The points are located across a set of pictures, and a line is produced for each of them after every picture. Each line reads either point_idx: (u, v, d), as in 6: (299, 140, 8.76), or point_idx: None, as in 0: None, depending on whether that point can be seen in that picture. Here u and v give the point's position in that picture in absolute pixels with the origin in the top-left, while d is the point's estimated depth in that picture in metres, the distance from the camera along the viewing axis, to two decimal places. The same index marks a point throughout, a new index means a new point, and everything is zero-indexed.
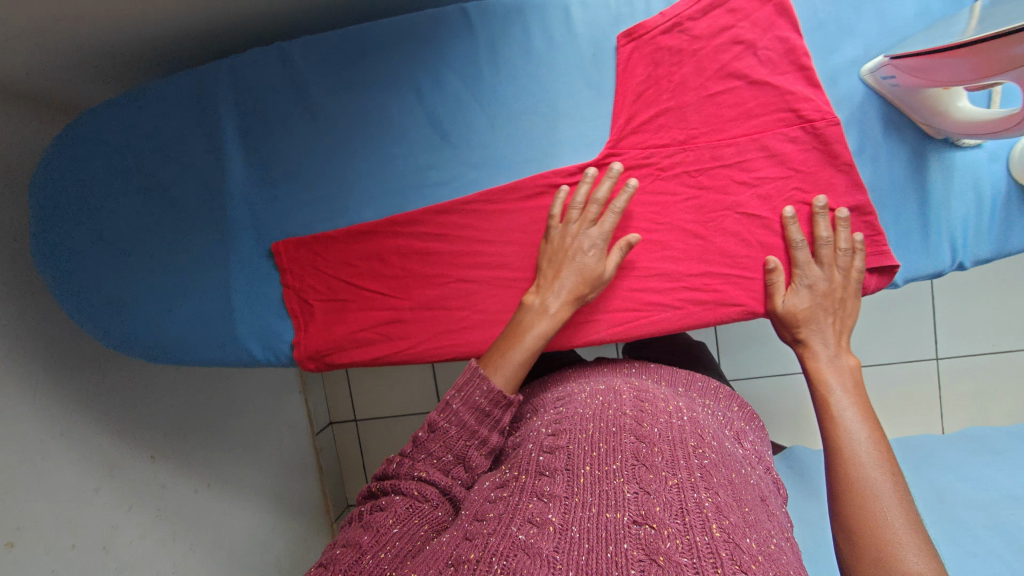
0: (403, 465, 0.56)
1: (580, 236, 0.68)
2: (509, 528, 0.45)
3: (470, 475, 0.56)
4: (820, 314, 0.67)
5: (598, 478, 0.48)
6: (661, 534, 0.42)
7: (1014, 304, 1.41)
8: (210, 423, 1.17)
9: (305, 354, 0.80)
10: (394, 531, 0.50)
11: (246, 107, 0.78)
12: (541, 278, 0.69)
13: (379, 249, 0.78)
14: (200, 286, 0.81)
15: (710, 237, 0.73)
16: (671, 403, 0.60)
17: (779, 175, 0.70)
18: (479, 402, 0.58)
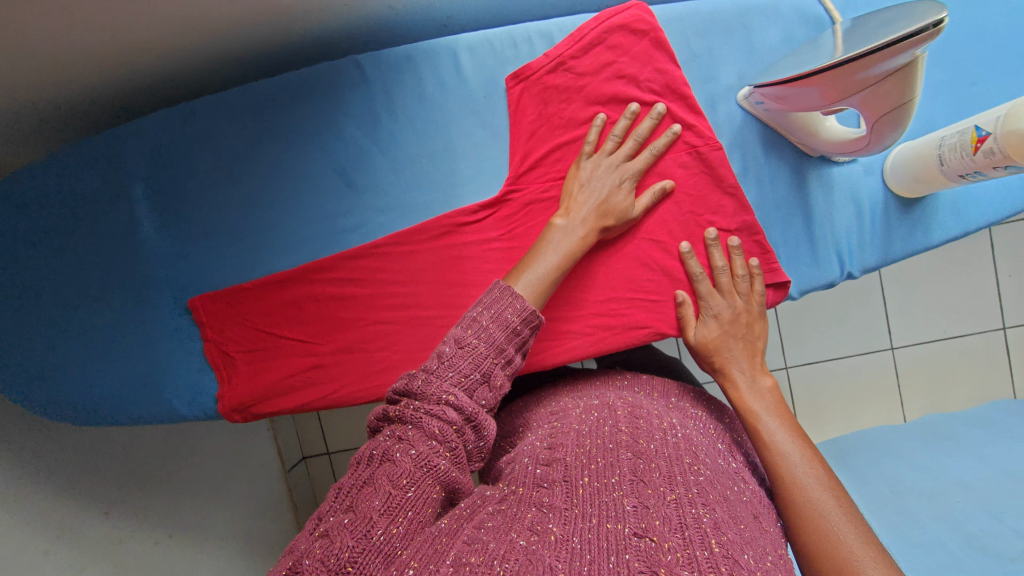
0: (427, 386, 0.52)
1: (614, 168, 0.69)
2: (508, 534, 0.44)
3: (496, 398, 0.55)
4: (728, 342, 0.67)
5: (598, 489, 0.47)
6: (662, 547, 0.42)
7: (958, 290, 1.43)
8: (170, 471, 1.14)
9: (230, 407, 0.81)
10: (410, 494, 0.46)
11: (156, 168, 0.78)
12: (569, 201, 0.68)
13: (296, 296, 0.79)
14: (122, 346, 0.81)
15: (612, 264, 0.75)
16: (665, 420, 0.59)
17: (672, 200, 0.72)
18: (510, 320, 0.57)
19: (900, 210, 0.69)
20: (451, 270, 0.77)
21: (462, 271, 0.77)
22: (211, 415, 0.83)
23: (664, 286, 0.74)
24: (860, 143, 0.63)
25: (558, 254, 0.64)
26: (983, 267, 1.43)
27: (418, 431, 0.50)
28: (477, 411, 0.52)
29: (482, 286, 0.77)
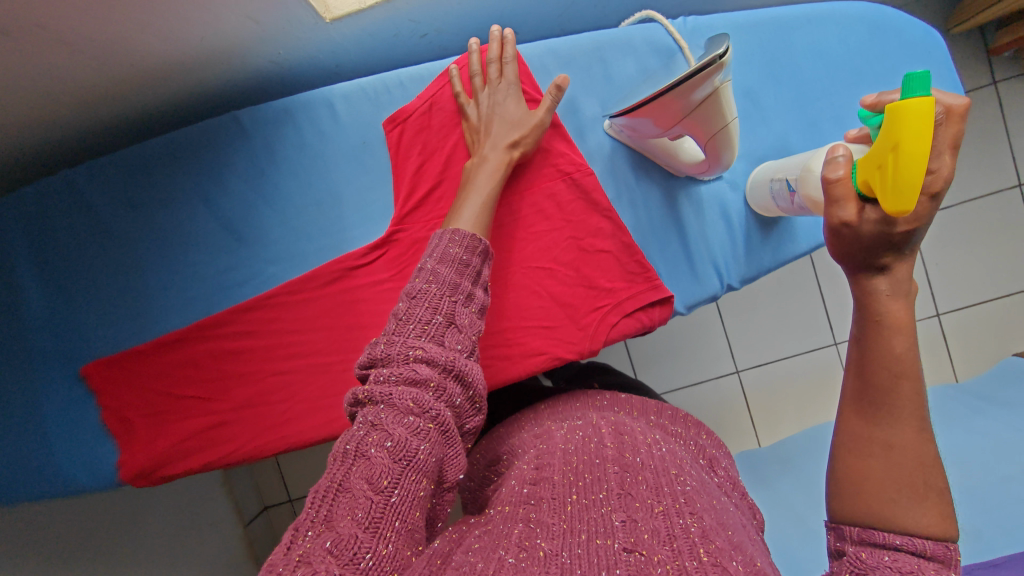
0: (393, 345, 0.49)
1: (496, 95, 0.70)
2: (496, 554, 0.42)
3: (470, 336, 0.52)
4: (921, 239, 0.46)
5: (587, 506, 0.46)
6: (652, 561, 0.40)
7: None
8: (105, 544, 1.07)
9: (131, 473, 0.78)
10: (394, 498, 0.42)
11: (37, 239, 0.77)
12: (475, 143, 0.70)
13: (191, 355, 0.78)
14: (10, 422, 0.78)
15: (503, 295, 0.75)
16: (651, 436, 0.56)
17: (553, 228, 0.74)
18: (455, 256, 0.56)
19: (768, 221, 0.72)
20: (344, 315, 0.77)
21: (357, 314, 0.77)
22: (113, 484, 0.80)
23: (556, 314, 0.74)
24: (703, 166, 0.68)
25: (483, 187, 0.65)
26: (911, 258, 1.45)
27: (391, 410, 0.45)
28: (452, 360, 0.49)
29: (378, 327, 0.77)
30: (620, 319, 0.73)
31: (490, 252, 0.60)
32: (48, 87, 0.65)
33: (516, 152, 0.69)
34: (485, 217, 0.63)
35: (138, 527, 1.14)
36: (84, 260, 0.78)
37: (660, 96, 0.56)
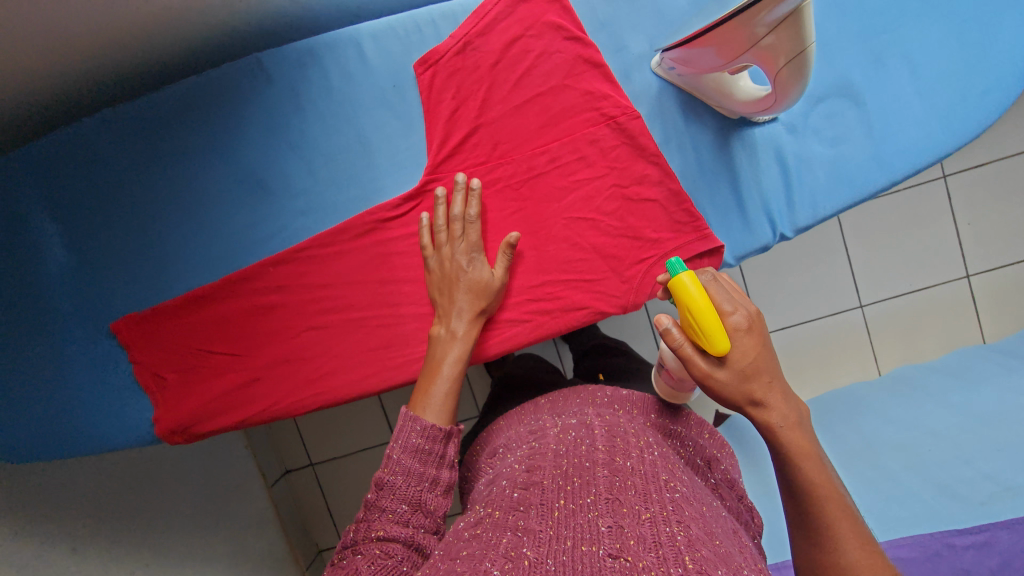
0: (359, 530, 0.51)
1: (461, 255, 0.68)
2: (483, 563, 0.43)
3: (437, 516, 0.53)
4: (767, 364, 0.52)
5: (573, 512, 0.48)
6: (638, 566, 0.40)
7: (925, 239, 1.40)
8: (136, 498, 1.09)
9: (167, 429, 0.78)
10: None
11: (53, 191, 0.74)
12: (439, 310, 0.68)
13: (222, 310, 0.76)
14: (38, 381, 0.77)
15: (543, 247, 0.72)
16: (643, 438, 0.60)
17: (596, 175, 0.70)
18: (417, 444, 0.54)
19: (826, 165, 0.68)
20: (378, 268, 0.75)
21: (391, 268, 0.75)
22: (148, 442, 0.80)
23: (598, 266, 0.72)
24: (762, 105, 0.63)
25: (451, 366, 0.62)
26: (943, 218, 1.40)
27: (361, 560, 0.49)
28: (413, 536, 0.51)
29: (413, 281, 0.75)
30: (666, 271, 0.71)
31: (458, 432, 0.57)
32: (59, 29, 0.60)
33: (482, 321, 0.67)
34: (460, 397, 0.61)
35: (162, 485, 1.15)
36: (103, 214, 0.75)
37: (729, 19, 0.52)
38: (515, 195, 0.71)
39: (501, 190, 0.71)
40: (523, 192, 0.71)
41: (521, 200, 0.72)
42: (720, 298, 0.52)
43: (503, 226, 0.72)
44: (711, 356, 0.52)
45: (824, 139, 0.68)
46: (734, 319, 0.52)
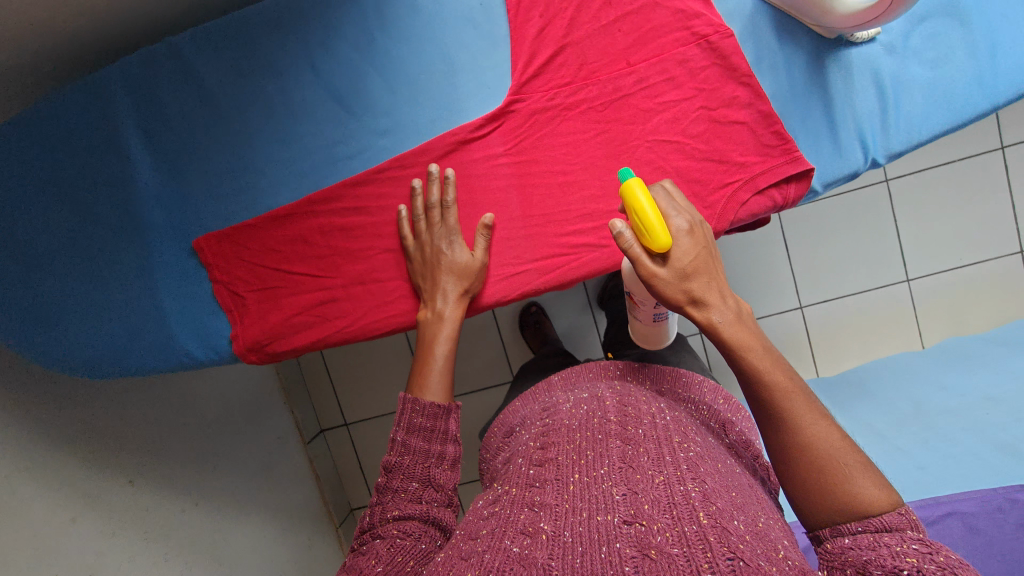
0: (375, 513, 0.58)
1: (442, 239, 0.72)
2: (502, 541, 0.51)
3: (448, 491, 0.60)
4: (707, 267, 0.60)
5: (588, 483, 0.55)
6: (651, 529, 0.49)
7: (877, 238, 1.64)
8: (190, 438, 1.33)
9: (245, 346, 0.79)
10: (378, 569, 0.52)
11: (146, 111, 0.77)
12: (424, 291, 0.73)
13: (301, 230, 0.77)
14: (128, 292, 0.81)
15: (625, 171, 0.72)
16: (652, 406, 0.68)
17: (683, 97, 0.69)
18: (421, 424, 0.62)
19: (925, 88, 0.66)
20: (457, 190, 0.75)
21: (470, 190, 0.74)
22: (225, 358, 0.83)
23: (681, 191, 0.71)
24: (872, 12, 0.60)
25: (443, 351, 0.68)
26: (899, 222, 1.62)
27: (383, 541, 0.55)
28: (427, 512, 0.58)
29: (491, 205, 0.74)
30: (751, 196, 0.70)
31: (454, 407, 0.64)
32: None
33: (468, 300, 0.72)
34: (455, 374, 0.68)
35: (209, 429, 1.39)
36: (190, 133, 0.77)
37: None
38: (599, 117, 0.71)
39: (586, 112, 0.71)
40: (608, 114, 0.71)
41: (605, 122, 0.71)
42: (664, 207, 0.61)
43: (584, 149, 0.72)
44: (657, 258, 0.61)
45: (925, 61, 0.66)
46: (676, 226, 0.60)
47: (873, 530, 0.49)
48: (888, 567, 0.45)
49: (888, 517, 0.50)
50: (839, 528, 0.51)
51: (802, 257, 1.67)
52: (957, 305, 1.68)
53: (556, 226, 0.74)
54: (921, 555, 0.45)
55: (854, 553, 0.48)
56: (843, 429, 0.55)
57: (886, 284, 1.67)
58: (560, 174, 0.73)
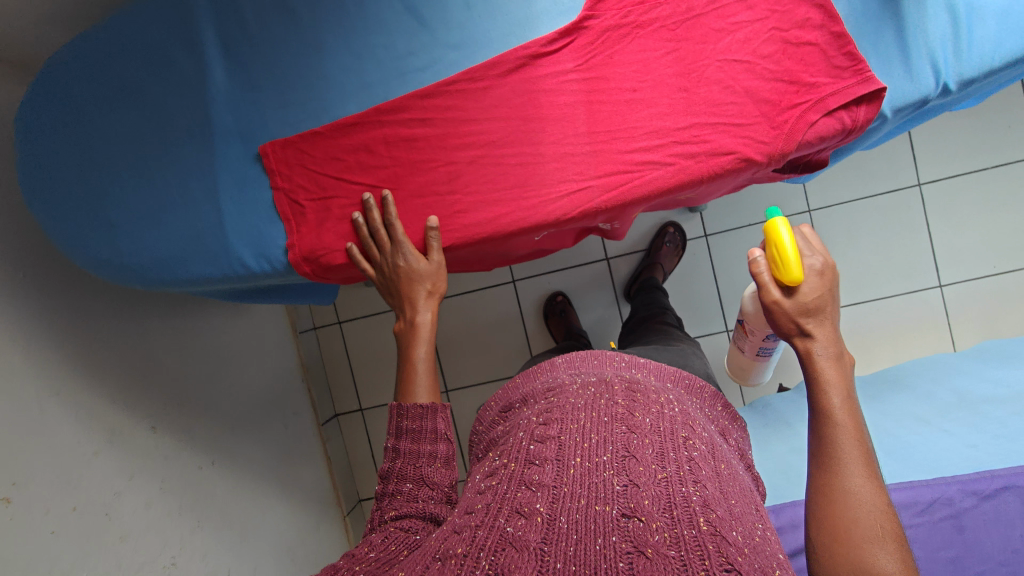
0: (378, 511, 0.67)
1: (396, 255, 0.79)
2: (497, 520, 0.57)
3: (442, 490, 0.69)
4: (827, 304, 0.67)
5: (587, 470, 0.61)
6: (650, 527, 0.54)
7: (899, 245, 1.65)
8: (201, 398, 1.36)
9: (300, 255, 0.80)
10: (372, 556, 0.60)
11: (224, 16, 0.79)
12: (400, 305, 0.82)
13: (366, 140, 0.78)
14: (187, 200, 0.82)
15: (694, 89, 0.72)
16: (660, 396, 0.76)
17: (756, 18, 0.71)
18: (411, 429, 0.72)
19: (998, 14, 0.67)
20: (524, 105, 0.75)
21: (537, 106, 0.75)
22: (277, 270, 0.83)
23: (750, 110, 0.72)
24: None
25: (422, 357, 0.78)
26: (921, 232, 1.64)
27: (381, 534, 0.64)
28: (425, 508, 0.66)
29: (558, 121, 0.75)
30: (821, 117, 0.70)
31: (441, 408, 0.74)
32: None
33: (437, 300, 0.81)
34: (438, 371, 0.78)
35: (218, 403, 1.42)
36: (265, 41, 0.79)
37: None
38: (671, 36, 0.73)
39: (657, 31, 0.73)
40: (680, 33, 0.72)
41: (676, 41, 0.73)
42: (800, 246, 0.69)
43: (655, 67, 0.73)
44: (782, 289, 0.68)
45: None
46: (811, 264, 0.68)
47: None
48: None
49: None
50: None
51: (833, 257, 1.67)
52: (993, 313, 1.66)
53: (621, 142, 0.74)
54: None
55: None
56: (890, 510, 0.55)
57: (919, 288, 1.66)
58: (630, 90, 0.74)
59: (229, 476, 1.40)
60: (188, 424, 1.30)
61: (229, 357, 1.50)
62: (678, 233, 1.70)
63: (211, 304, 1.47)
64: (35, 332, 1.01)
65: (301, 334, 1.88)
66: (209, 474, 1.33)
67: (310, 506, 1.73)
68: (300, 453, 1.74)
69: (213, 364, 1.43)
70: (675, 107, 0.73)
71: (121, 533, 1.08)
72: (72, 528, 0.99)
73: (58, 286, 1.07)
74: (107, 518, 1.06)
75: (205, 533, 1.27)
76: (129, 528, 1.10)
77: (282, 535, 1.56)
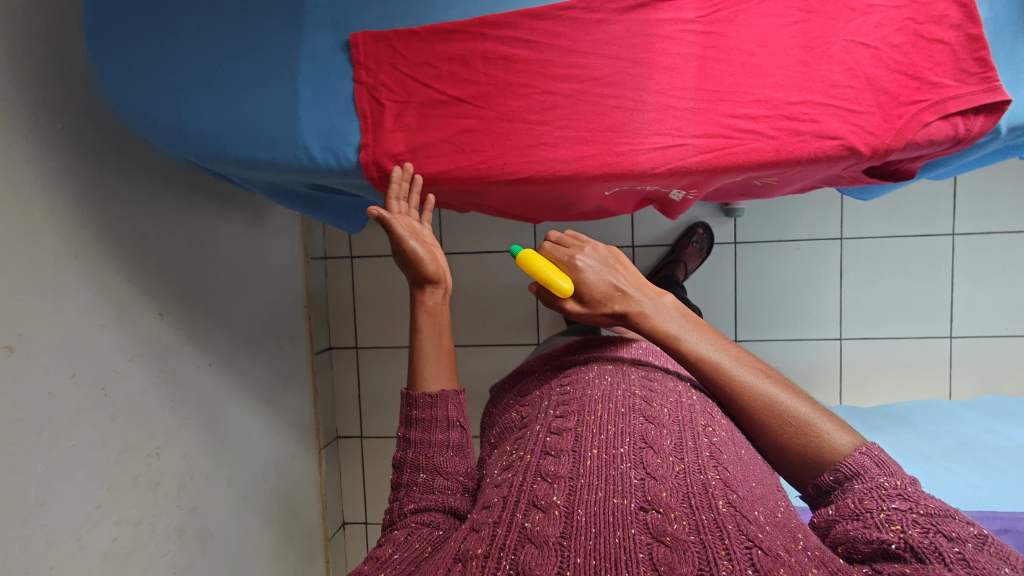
0: (397, 506, 0.71)
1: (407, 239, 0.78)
2: (516, 513, 0.55)
3: (457, 480, 0.72)
4: (610, 283, 0.78)
5: (605, 463, 0.60)
6: (667, 518, 0.53)
7: (921, 290, 1.65)
8: (209, 298, 1.32)
9: (372, 158, 0.77)
10: (393, 557, 0.60)
11: None
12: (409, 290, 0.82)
13: (463, 51, 0.75)
14: (261, 77, 0.78)
15: (814, 65, 0.70)
16: (676, 385, 0.76)
17: (893, 4, 0.69)
18: (424, 418, 0.76)
19: None
20: (636, 47, 0.72)
21: (649, 50, 0.72)
22: (343, 169, 0.79)
23: (865, 98, 0.70)
24: None
25: (428, 345, 0.80)
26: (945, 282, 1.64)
27: (400, 532, 0.65)
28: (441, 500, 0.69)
29: (666, 70, 0.72)
30: (935, 120, 0.69)
31: (459, 395, 0.78)
32: None
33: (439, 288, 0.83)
34: (449, 363, 0.81)
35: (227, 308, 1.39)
36: None
37: None
38: (802, 6, 0.70)
39: None
40: (812, 5, 0.70)
41: (806, 12, 0.70)
42: (557, 255, 0.81)
43: (778, 35, 0.71)
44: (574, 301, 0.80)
45: None
46: (575, 261, 0.79)
47: (884, 487, 0.56)
48: (875, 541, 0.52)
49: (899, 472, 0.58)
50: (852, 477, 0.59)
51: (853, 288, 1.67)
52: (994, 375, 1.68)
53: (728, 106, 0.72)
54: (932, 518, 0.52)
55: (841, 527, 0.56)
56: (794, 387, 0.68)
57: (928, 334, 1.66)
58: (748, 53, 0.71)
59: (222, 383, 1.36)
60: (193, 320, 1.26)
61: (240, 269, 1.45)
62: (705, 235, 1.67)
63: (234, 210, 1.42)
64: (65, 184, 0.95)
65: (312, 261, 1.84)
66: (203, 376, 1.29)
67: (292, 431, 1.71)
68: (291, 378, 1.71)
69: (225, 270, 1.38)
70: (791, 80, 0.70)
71: (112, 412, 1.04)
72: (68, 394, 0.95)
73: (93, 146, 1.01)
74: (101, 393, 1.02)
75: (190, 434, 1.23)
76: (121, 408, 1.06)
77: (261, 454, 1.52)
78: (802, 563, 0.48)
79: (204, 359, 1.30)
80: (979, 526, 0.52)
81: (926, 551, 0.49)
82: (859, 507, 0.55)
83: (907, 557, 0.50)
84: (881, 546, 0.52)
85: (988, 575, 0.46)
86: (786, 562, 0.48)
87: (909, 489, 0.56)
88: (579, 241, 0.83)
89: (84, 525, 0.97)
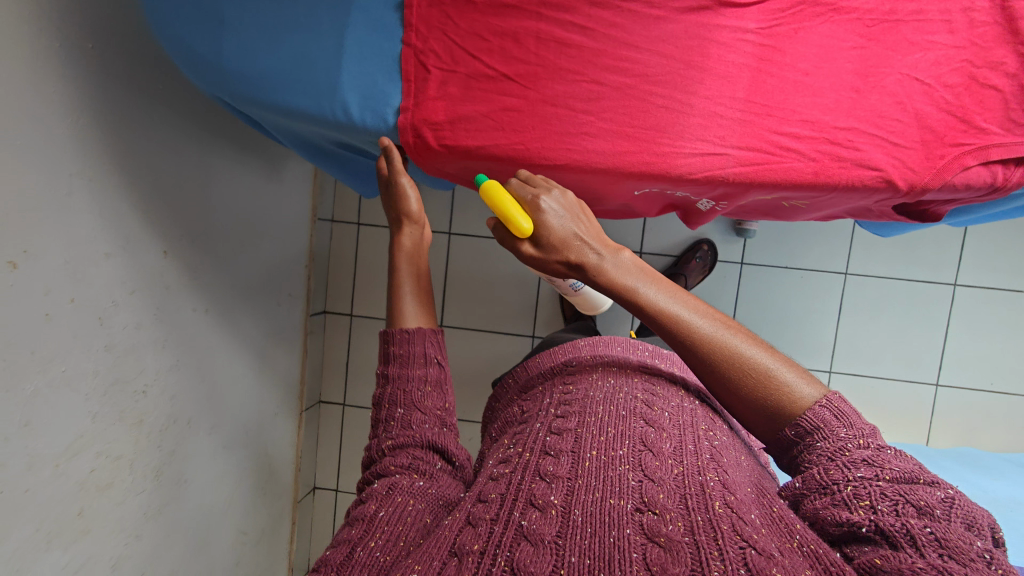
0: (376, 446, 0.68)
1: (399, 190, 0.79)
2: (513, 513, 0.54)
3: (435, 413, 0.69)
4: (571, 227, 0.67)
5: (604, 464, 0.60)
6: (663, 519, 0.53)
7: (915, 334, 1.66)
8: (214, 244, 1.30)
9: (409, 123, 0.76)
10: (381, 516, 0.58)
11: None
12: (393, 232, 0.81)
13: (517, 28, 0.74)
14: (308, 24, 0.76)
15: (865, 93, 0.70)
16: (678, 393, 0.76)
17: (952, 44, 0.69)
18: (404, 351, 0.72)
19: None
20: (692, 49, 0.71)
21: (704, 54, 0.71)
22: (378, 130, 0.78)
23: (910, 133, 0.70)
24: None
25: (407, 282, 0.77)
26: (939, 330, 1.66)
27: (383, 483, 0.63)
28: (422, 440, 0.67)
29: (719, 77, 0.71)
30: (975, 164, 0.70)
31: (439, 334, 0.75)
32: None
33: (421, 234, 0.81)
34: (428, 302, 0.78)
35: (230, 255, 1.37)
36: None
37: None
38: (863, 32, 0.70)
39: (852, 22, 0.70)
40: (873, 33, 0.70)
41: (866, 39, 0.70)
42: (521, 192, 0.70)
43: (835, 58, 0.70)
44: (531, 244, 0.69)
45: None
46: (538, 201, 0.69)
47: (847, 449, 0.55)
48: (844, 520, 0.52)
49: (859, 423, 0.57)
50: (814, 432, 0.57)
51: (850, 324, 1.68)
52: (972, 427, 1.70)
53: (774, 122, 0.71)
54: (897, 486, 0.52)
55: (812, 505, 0.55)
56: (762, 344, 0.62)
57: (914, 379, 1.68)
58: (803, 72, 0.71)
59: (216, 330, 1.34)
60: (195, 262, 1.24)
61: (248, 219, 1.43)
62: (710, 252, 1.67)
63: (250, 159, 1.40)
64: (87, 106, 0.93)
65: (318, 222, 1.81)
66: (198, 321, 1.27)
67: (277, 389, 1.69)
68: (282, 336, 1.69)
69: (233, 219, 1.36)
70: (841, 105, 0.70)
71: (106, 343, 1.02)
72: (65, 319, 0.93)
73: (119, 71, 0.98)
74: (97, 323, 1.00)
75: (178, 377, 1.22)
76: (115, 340, 1.04)
77: (244, 407, 1.51)
78: (794, 563, 0.49)
79: (201, 304, 1.28)
80: (942, 484, 0.53)
81: (897, 535, 0.49)
82: (826, 481, 0.54)
83: (878, 540, 0.50)
84: (852, 526, 0.51)
85: (960, 554, 0.47)
86: (779, 563, 0.48)
87: (873, 448, 0.55)
88: (547, 183, 0.72)
89: (64, 453, 0.96)
